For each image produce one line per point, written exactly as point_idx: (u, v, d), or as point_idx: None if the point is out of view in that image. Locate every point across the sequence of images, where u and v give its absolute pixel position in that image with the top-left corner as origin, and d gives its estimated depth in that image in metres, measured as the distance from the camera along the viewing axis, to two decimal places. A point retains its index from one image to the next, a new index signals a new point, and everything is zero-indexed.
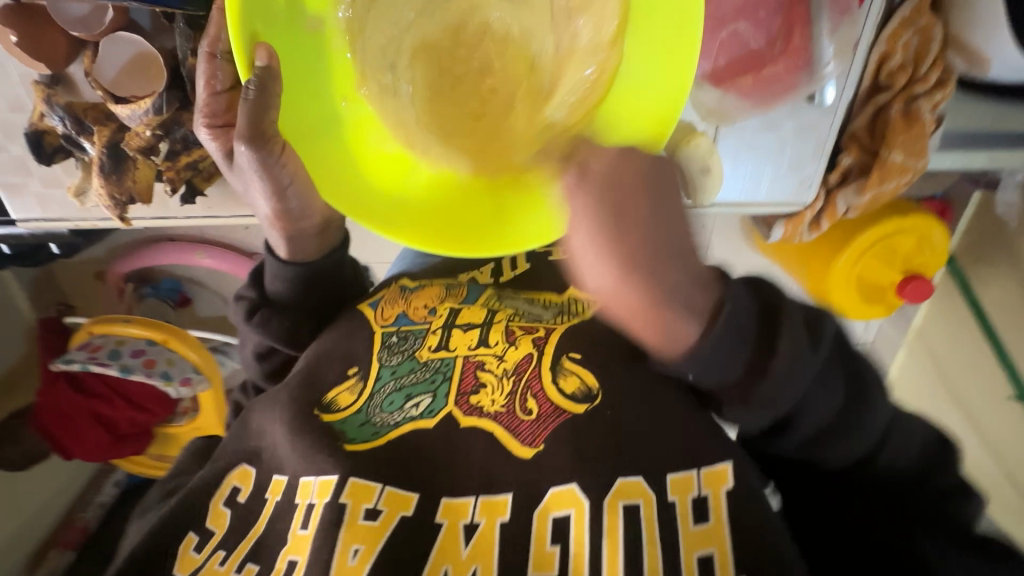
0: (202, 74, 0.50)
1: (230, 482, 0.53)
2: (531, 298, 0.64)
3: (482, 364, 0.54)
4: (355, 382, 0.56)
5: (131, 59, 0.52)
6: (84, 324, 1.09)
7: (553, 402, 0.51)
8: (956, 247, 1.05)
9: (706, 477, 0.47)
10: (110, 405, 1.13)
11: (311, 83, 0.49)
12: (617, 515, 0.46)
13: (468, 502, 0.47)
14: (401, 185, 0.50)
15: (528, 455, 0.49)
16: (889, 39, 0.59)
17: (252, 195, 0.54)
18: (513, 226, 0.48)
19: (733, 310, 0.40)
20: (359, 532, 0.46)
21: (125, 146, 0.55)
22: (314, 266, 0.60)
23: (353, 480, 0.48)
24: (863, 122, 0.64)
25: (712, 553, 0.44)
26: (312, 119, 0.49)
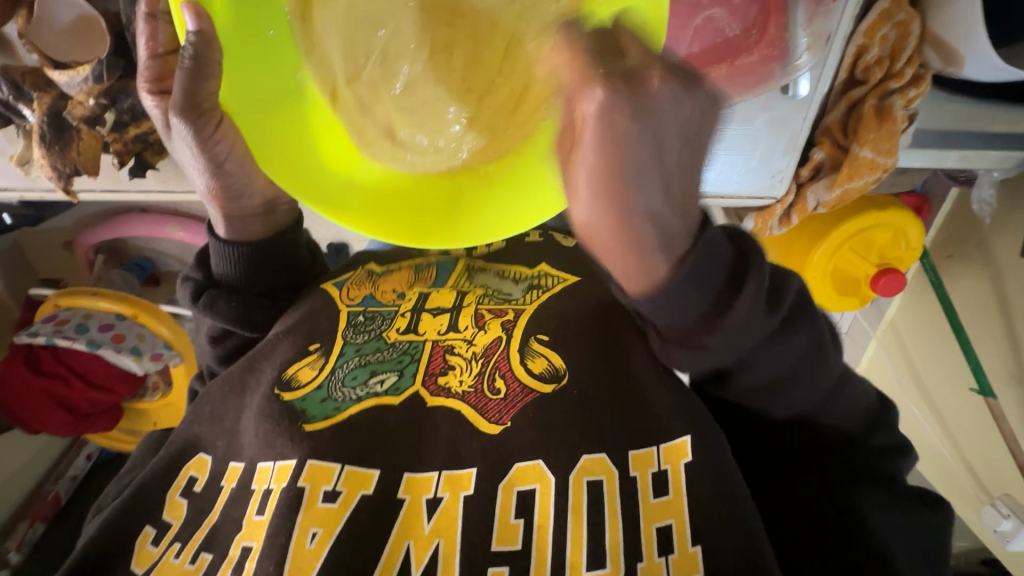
0: (140, 36, 0.47)
1: (187, 471, 0.51)
2: (503, 272, 0.62)
3: (451, 348, 0.52)
4: (316, 357, 0.54)
5: (72, 22, 0.50)
6: (50, 296, 1.06)
7: (521, 381, 0.49)
8: (931, 243, 1.07)
9: (662, 453, 0.44)
10: (67, 386, 1.10)
11: (260, 55, 0.46)
12: (582, 490, 0.43)
13: (431, 477, 0.46)
14: (351, 171, 0.50)
15: (494, 432, 0.47)
16: (866, 32, 0.59)
17: (189, 170, 0.52)
18: (488, 215, 0.48)
19: (701, 253, 0.34)
20: (319, 515, 0.44)
21: (68, 115, 0.51)
22: (261, 244, 0.57)
23: (312, 462, 0.46)
24: (837, 116, 0.64)
25: (670, 524, 0.42)
26: (261, 94, 0.46)
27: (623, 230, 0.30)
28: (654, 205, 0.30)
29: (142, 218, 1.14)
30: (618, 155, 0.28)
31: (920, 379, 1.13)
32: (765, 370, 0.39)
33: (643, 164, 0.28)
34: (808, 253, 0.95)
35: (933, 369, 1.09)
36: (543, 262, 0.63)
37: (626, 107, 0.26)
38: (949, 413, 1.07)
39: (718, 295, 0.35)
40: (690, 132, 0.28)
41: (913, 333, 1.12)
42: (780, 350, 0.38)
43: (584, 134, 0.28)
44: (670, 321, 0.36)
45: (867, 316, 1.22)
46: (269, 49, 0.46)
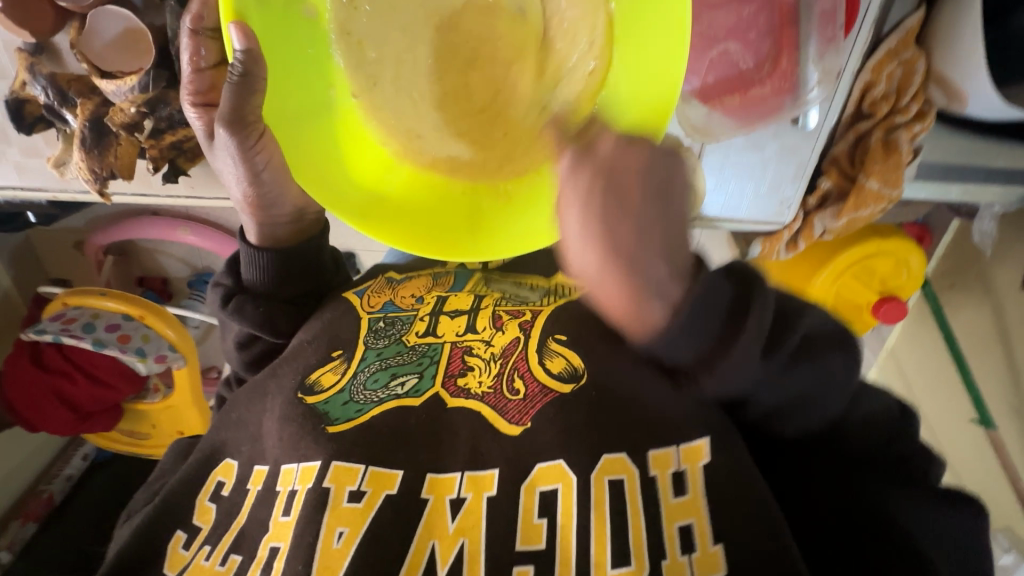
0: (185, 50, 0.49)
1: (214, 476, 0.53)
2: (519, 282, 0.64)
3: (470, 349, 0.54)
4: (339, 362, 0.55)
5: (120, 34, 0.53)
6: (58, 294, 1.06)
7: (540, 381, 0.50)
8: (933, 272, 1.08)
9: (681, 452, 0.45)
10: (70, 383, 1.11)
11: (299, 71, 0.49)
12: (604, 488, 0.44)
13: (454, 477, 0.47)
14: (377, 184, 0.52)
15: (513, 432, 0.48)
16: (874, 69, 0.61)
17: (227, 180, 0.54)
18: (513, 227, 0.51)
19: (700, 292, 0.33)
20: (343, 514, 0.45)
21: (109, 121, 0.54)
22: (287, 252, 0.59)
23: (336, 463, 0.48)
24: (844, 147, 0.66)
25: (691, 525, 0.43)
26: (302, 109, 0.49)
27: (614, 271, 0.30)
28: (642, 259, 0.31)
29: (155, 221, 1.16)
30: (602, 222, 0.31)
31: (923, 412, 1.13)
32: (788, 386, 0.38)
33: (618, 209, 0.31)
34: (812, 278, 0.97)
35: (937, 401, 1.10)
36: (560, 273, 0.65)
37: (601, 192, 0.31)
38: (954, 448, 1.07)
39: (720, 332, 0.34)
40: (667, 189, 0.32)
41: (916, 362, 1.13)
42: (805, 374, 0.37)
43: (562, 190, 0.32)
44: (675, 353, 0.34)
45: (869, 345, 1.23)
46: (311, 66, 0.50)
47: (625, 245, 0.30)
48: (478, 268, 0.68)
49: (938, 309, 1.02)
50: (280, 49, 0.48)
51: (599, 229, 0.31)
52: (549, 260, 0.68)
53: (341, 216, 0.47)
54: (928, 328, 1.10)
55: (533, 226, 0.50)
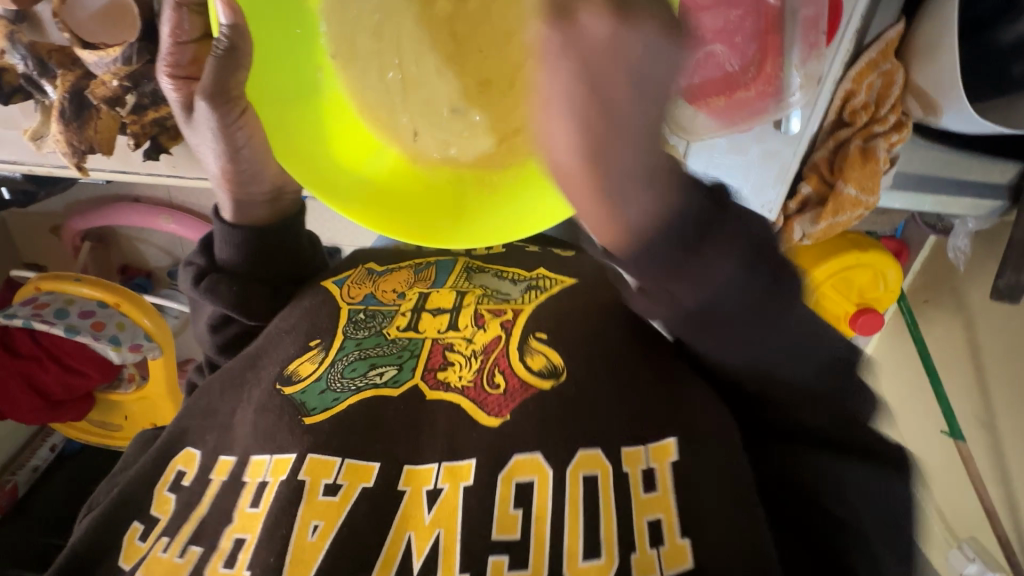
0: (164, 22, 0.48)
1: (174, 466, 0.51)
2: (501, 273, 0.63)
3: (450, 346, 0.53)
4: (316, 352, 0.55)
5: (105, 6, 0.52)
6: (32, 278, 1.04)
7: (520, 377, 0.51)
8: (909, 287, 1.12)
9: (648, 450, 0.46)
10: (42, 369, 1.08)
11: (284, 48, 0.48)
12: (579, 485, 0.45)
13: (431, 469, 0.47)
14: (360, 167, 0.51)
15: (494, 424, 0.48)
16: (855, 78, 0.63)
17: (205, 156, 0.54)
18: (497, 213, 0.50)
19: (681, 206, 0.35)
20: (318, 508, 0.45)
21: (91, 94, 0.52)
22: (262, 233, 0.58)
23: (313, 455, 0.48)
24: (824, 154, 0.68)
25: (661, 519, 0.43)
26: (288, 88, 0.49)
27: (596, 144, 0.31)
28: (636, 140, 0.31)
29: (135, 208, 1.14)
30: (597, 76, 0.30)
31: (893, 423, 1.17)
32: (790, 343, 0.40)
33: (625, 81, 0.30)
34: None
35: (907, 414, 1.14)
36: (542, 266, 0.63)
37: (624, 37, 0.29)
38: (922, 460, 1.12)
39: (705, 206, 0.37)
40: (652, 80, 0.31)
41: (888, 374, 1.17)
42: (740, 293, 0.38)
43: (540, 57, 0.30)
44: (649, 264, 0.36)
45: (845, 355, 1.27)
46: (295, 43, 0.49)
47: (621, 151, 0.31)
48: (462, 258, 0.67)
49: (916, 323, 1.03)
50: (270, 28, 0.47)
51: (586, 120, 0.31)
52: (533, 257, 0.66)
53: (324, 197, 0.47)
54: (902, 341, 1.13)
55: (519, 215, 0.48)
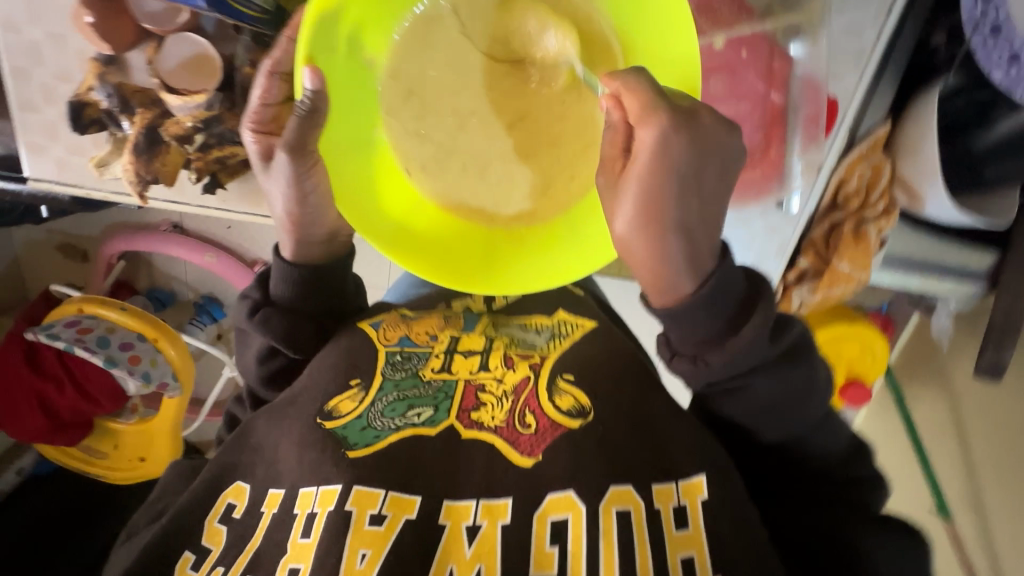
0: (256, 86, 0.54)
1: (225, 498, 0.56)
2: (525, 323, 0.71)
3: (482, 386, 0.60)
4: (357, 391, 0.60)
5: (190, 56, 0.56)
6: (75, 300, 1.19)
7: (551, 418, 0.56)
8: (895, 363, 1.24)
9: (680, 488, 0.51)
10: (58, 392, 1.24)
11: (346, 104, 0.55)
12: (612, 520, 0.49)
13: (470, 504, 0.51)
14: (402, 217, 0.58)
15: (526, 464, 0.53)
16: (848, 167, 0.71)
17: (273, 199, 0.58)
18: (535, 264, 0.57)
19: (718, 285, 0.45)
20: (365, 537, 0.50)
21: (163, 131, 0.58)
22: (316, 269, 0.63)
23: (358, 488, 0.52)
24: (820, 232, 0.73)
25: (692, 556, 0.48)
26: (351, 141, 0.56)
27: (662, 241, 0.42)
28: (685, 225, 0.42)
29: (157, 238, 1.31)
30: (662, 176, 0.41)
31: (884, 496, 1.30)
32: (783, 406, 0.51)
33: (672, 196, 0.41)
34: None
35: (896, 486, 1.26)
36: (561, 308, 0.74)
37: (679, 133, 0.41)
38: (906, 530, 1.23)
39: (727, 321, 0.46)
40: (699, 181, 0.42)
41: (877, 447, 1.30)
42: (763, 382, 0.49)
43: (639, 152, 0.41)
44: (684, 337, 0.47)
45: None
46: (362, 104, 0.56)
47: (670, 215, 0.42)
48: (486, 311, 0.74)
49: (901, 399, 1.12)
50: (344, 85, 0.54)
51: (656, 229, 0.42)
52: (552, 300, 0.76)
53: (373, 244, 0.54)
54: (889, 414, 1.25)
55: (558, 265, 0.56)
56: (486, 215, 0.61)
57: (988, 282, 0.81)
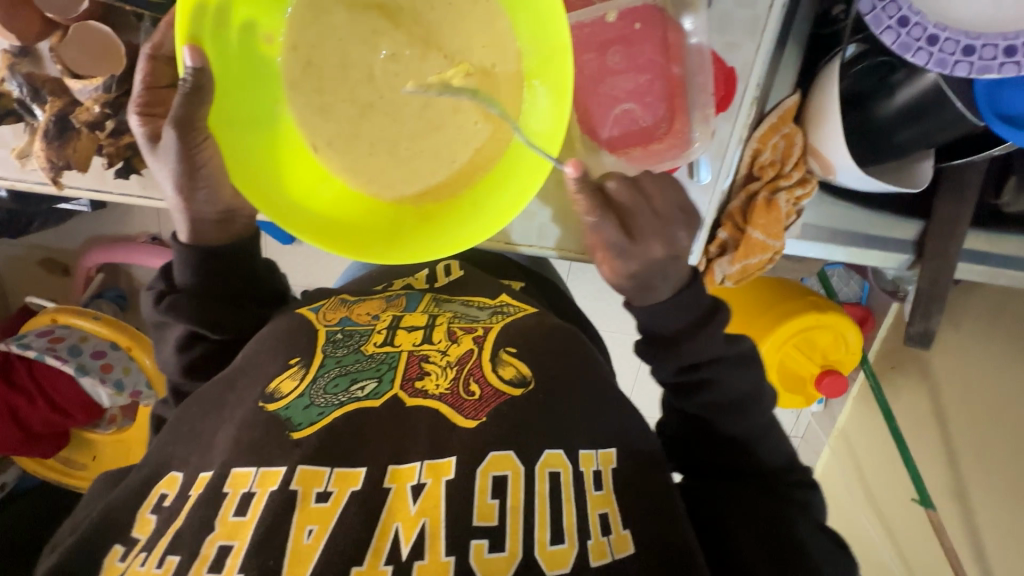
0: (139, 71, 0.57)
1: (157, 489, 0.55)
2: (467, 301, 0.76)
3: (426, 357, 0.62)
4: (297, 370, 0.62)
5: (96, 45, 0.58)
6: (48, 311, 1.25)
7: (494, 386, 0.59)
8: (878, 354, 1.28)
9: (599, 456, 0.58)
10: (28, 404, 1.23)
11: (240, 81, 0.56)
12: (546, 480, 0.53)
13: (414, 467, 0.52)
14: (310, 196, 0.61)
15: (471, 425, 0.55)
16: (760, 139, 0.73)
17: (162, 177, 0.59)
18: (436, 235, 0.60)
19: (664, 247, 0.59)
20: (312, 514, 0.49)
21: (74, 118, 0.60)
22: (213, 248, 0.65)
23: (303, 467, 0.52)
24: (738, 204, 0.75)
25: (606, 512, 0.54)
26: (248, 119, 0.58)
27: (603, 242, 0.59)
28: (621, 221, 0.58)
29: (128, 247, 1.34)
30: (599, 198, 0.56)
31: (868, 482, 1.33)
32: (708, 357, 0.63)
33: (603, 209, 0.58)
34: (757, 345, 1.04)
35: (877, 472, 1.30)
36: (502, 293, 0.80)
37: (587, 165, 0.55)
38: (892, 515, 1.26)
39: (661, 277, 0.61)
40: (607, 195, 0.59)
41: (862, 437, 1.34)
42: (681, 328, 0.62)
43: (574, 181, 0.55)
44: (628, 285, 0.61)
45: (822, 424, 1.47)
46: (260, 82, 0.58)
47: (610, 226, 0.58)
48: (428, 292, 0.79)
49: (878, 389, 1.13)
50: (226, 65, 0.55)
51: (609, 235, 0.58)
52: (495, 285, 0.83)
53: (278, 224, 0.56)
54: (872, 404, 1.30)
55: (458, 232, 0.59)
56: (395, 191, 0.63)
57: (914, 251, 0.80)
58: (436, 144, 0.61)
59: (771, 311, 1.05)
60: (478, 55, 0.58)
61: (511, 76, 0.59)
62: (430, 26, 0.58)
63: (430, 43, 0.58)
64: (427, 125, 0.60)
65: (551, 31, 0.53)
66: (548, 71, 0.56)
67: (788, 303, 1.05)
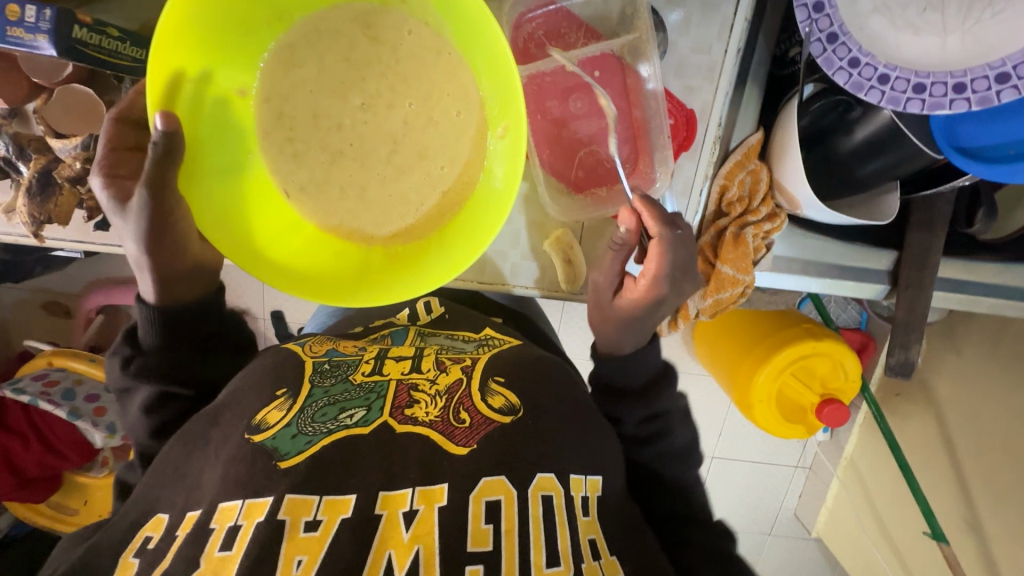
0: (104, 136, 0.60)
1: (142, 533, 0.54)
2: (452, 336, 0.77)
3: (415, 386, 0.63)
4: (284, 401, 0.62)
5: (77, 104, 0.61)
6: (43, 355, 1.27)
7: (483, 414, 0.60)
8: (878, 382, 1.24)
9: (586, 482, 0.58)
10: (23, 447, 1.24)
11: (214, 135, 0.59)
12: (539, 504, 0.54)
13: (407, 492, 0.53)
14: (281, 241, 0.63)
15: (462, 452, 0.56)
16: (726, 175, 0.72)
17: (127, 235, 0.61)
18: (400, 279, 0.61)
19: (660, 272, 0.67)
20: (301, 544, 0.49)
21: (57, 175, 0.63)
22: (182, 303, 0.66)
23: (291, 496, 0.52)
24: (709, 239, 0.76)
25: (594, 538, 0.55)
26: (218, 169, 0.60)
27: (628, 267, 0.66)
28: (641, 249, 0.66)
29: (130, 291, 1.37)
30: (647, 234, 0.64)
31: (879, 515, 1.28)
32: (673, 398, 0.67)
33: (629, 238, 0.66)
34: (754, 376, 1.03)
35: (888, 503, 1.25)
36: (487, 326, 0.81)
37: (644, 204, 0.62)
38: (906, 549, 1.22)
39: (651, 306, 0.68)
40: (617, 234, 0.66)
41: (869, 468, 1.29)
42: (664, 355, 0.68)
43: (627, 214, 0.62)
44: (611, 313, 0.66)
45: (828, 454, 1.42)
46: (230, 134, 0.60)
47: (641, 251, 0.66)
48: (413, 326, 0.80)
49: (881, 416, 1.10)
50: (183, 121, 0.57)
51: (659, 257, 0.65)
52: (477, 319, 0.84)
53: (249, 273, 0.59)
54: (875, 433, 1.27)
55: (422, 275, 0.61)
56: (364, 233, 0.65)
57: (889, 280, 0.81)
58: (405, 188, 0.63)
59: (766, 340, 1.05)
60: (438, 104, 0.61)
61: (474, 119, 0.61)
62: (395, 77, 0.60)
63: (397, 94, 0.61)
64: (394, 171, 0.63)
65: (505, 82, 0.55)
66: (506, 117, 0.57)
67: (785, 331, 1.04)
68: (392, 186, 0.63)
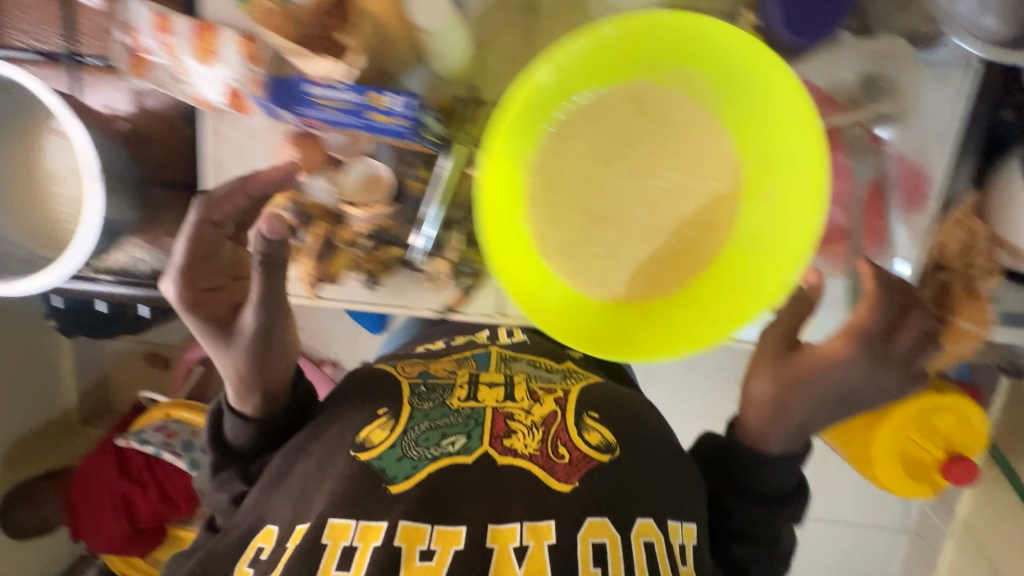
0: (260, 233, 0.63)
1: (255, 543, 0.61)
2: (534, 363, 0.82)
3: (511, 415, 0.66)
4: (387, 420, 0.66)
5: (365, 180, 0.79)
6: (164, 406, 1.33)
7: (583, 451, 0.64)
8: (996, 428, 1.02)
9: (682, 530, 0.63)
10: (143, 495, 1.30)
11: (507, 195, 0.64)
12: (642, 551, 0.59)
13: (515, 527, 0.57)
14: (539, 297, 0.66)
15: (566, 489, 0.60)
16: (942, 230, 0.74)
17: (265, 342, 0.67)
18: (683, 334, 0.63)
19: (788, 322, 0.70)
20: (417, 571, 0.55)
21: (341, 240, 0.82)
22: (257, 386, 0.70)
23: (404, 522, 0.57)
24: (930, 291, 0.75)
25: None
26: (509, 228, 0.65)
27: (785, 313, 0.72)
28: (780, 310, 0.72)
29: None
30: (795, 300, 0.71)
31: None
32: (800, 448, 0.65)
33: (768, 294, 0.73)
34: (867, 431, 0.88)
35: None
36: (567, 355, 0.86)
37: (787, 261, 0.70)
38: None
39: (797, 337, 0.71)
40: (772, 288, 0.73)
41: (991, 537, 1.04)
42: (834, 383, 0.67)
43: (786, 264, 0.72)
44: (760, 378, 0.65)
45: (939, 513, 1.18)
46: (519, 192, 0.65)
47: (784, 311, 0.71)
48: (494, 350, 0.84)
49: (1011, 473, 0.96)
50: (503, 168, 0.63)
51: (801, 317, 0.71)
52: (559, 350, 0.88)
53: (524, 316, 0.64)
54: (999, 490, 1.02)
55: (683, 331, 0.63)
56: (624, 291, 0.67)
57: None
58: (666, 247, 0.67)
59: None
60: (672, 156, 0.65)
61: (728, 180, 0.65)
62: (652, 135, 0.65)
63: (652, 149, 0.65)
64: (645, 226, 0.67)
65: (805, 142, 0.58)
66: (789, 161, 0.60)
67: None
68: (641, 245, 0.67)
